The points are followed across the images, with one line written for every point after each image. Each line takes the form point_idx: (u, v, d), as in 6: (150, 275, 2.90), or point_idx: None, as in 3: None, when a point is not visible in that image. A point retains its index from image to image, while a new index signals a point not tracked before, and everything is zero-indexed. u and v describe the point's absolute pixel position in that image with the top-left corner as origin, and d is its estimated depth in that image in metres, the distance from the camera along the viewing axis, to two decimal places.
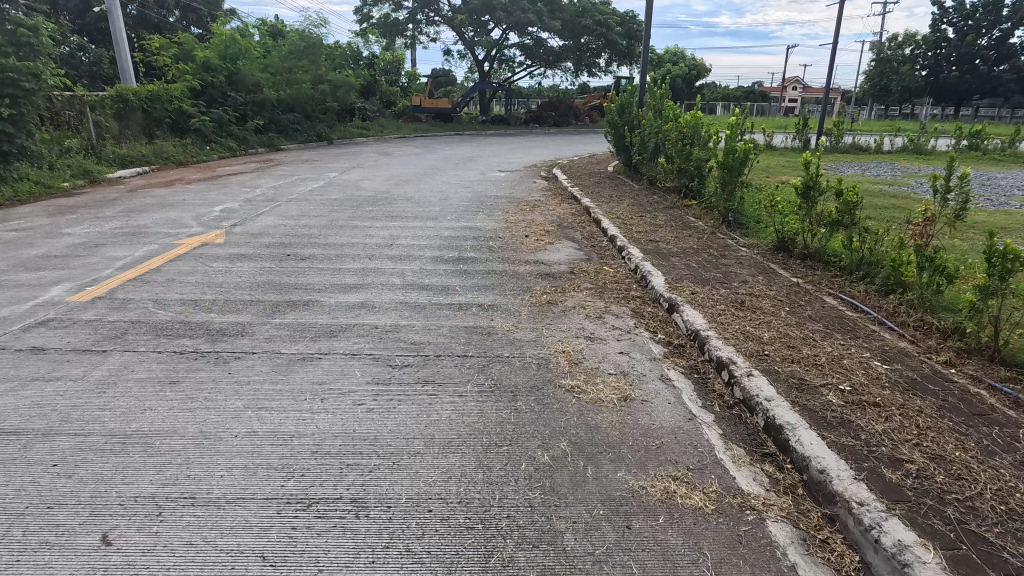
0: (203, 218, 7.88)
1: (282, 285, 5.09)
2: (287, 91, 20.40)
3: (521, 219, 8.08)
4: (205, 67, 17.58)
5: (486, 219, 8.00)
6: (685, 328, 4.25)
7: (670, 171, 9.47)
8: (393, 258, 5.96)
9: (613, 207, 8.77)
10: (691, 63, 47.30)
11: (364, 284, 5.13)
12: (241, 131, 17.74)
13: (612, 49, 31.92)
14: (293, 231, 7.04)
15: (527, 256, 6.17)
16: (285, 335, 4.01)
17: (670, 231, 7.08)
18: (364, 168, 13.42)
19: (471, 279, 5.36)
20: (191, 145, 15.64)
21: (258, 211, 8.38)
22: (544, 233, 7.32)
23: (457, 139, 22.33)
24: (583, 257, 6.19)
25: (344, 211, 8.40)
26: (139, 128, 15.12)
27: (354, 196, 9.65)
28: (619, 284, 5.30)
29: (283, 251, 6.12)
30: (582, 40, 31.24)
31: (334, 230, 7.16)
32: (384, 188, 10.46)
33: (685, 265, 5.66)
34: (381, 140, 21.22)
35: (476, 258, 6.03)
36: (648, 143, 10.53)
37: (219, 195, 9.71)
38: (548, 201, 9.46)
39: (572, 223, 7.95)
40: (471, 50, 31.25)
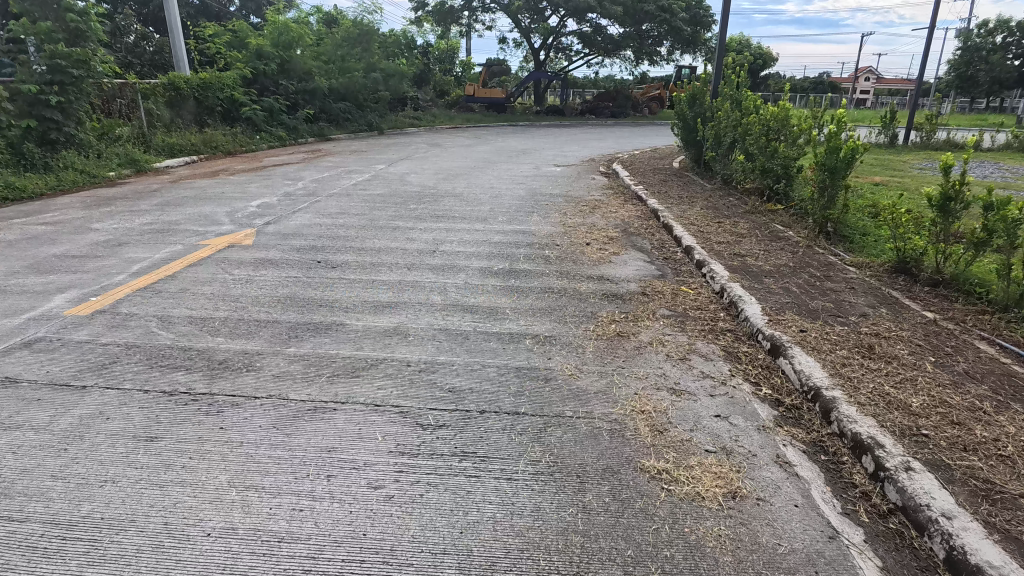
0: (236, 214, 7.34)
1: (306, 301, 4.39)
2: (339, 80, 20.00)
3: (580, 222, 7.19)
4: (258, 55, 17.35)
5: (542, 222, 7.15)
6: (798, 381, 3.31)
7: (750, 171, 8.37)
8: (435, 269, 5.19)
9: (685, 210, 7.75)
10: (756, 52, 44.72)
11: (398, 303, 4.39)
12: (292, 120, 17.44)
13: (675, 36, 30.28)
14: (329, 231, 6.40)
15: (590, 270, 5.29)
16: (297, 373, 3.30)
17: (756, 243, 6.06)
18: (413, 160, 12.77)
19: (523, 300, 4.52)
20: (241, 134, 15.41)
21: (295, 207, 7.80)
22: (607, 240, 6.41)
23: (510, 130, 21.44)
24: (656, 274, 5.26)
25: (387, 208, 7.72)
26: (191, 115, 14.97)
27: (399, 192, 8.96)
28: (703, 313, 4.37)
29: (315, 257, 5.47)
30: (644, 27, 29.81)
31: (372, 232, 6.47)
32: (431, 183, 9.74)
33: (783, 290, 4.66)
34: (432, 131, 20.59)
35: (530, 271, 5.19)
36: (725, 137, 9.41)
37: (259, 188, 9.22)
38: (609, 202, 8.51)
39: (638, 228, 7.01)
40: (527, 37, 30.27)
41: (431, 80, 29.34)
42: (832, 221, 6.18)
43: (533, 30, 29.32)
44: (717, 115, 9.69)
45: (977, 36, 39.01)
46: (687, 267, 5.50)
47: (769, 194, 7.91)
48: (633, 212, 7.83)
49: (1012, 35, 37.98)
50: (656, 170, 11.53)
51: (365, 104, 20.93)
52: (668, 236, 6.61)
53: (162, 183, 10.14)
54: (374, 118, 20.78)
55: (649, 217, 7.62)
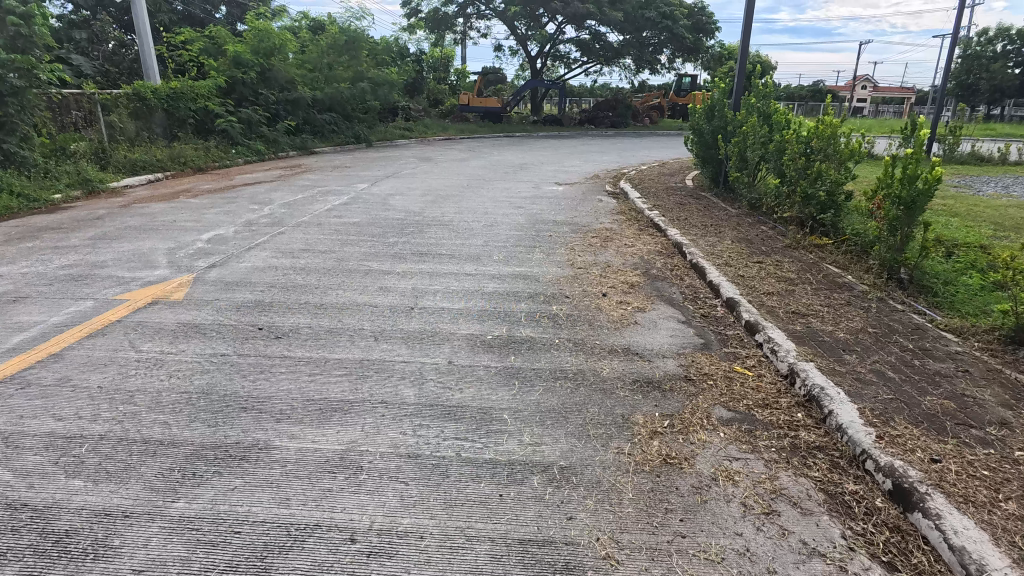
0: (179, 252, 6.14)
1: (227, 400, 3.18)
2: (325, 90, 18.84)
3: (593, 261, 5.99)
4: (237, 63, 16.23)
5: (546, 262, 5.93)
6: (962, 567, 2.13)
7: (789, 197, 7.21)
8: (411, 340, 3.98)
9: (715, 244, 6.56)
10: None
11: (354, 404, 3.16)
12: (272, 132, 16.22)
13: (676, 44, 29.06)
14: (284, 278, 5.20)
15: (612, 340, 4.07)
16: (171, 564, 2.08)
17: (815, 294, 4.87)
18: (399, 178, 11.59)
19: (528, 393, 3.32)
20: (215, 148, 14.22)
21: (253, 241, 6.60)
22: (628, 288, 5.21)
23: (506, 142, 20.29)
24: (698, 345, 4.05)
25: (362, 243, 6.51)
26: (160, 129, 13.81)
27: (380, 220, 7.76)
28: (774, 417, 3.18)
29: (257, 320, 4.26)
30: (644, 35, 28.80)
31: (339, 278, 5.27)
32: (418, 208, 8.54)
33: (877, 377, 3.47)
34: (424, 143, 19.42)
35: (535, 342, 3.98)
36: (752, 157, 8.26)
37: (218, 216, 8.00)
38: (623, 233, 7.31)
39: (661, 269, 5.83)
40: (523, 45, 29.27)
41: (424, 89, 28.30)
42: (906, 266, 5.02)
43: (530, 37, 28.30)
44: (742, 130, 8.55)
45: (976, 44, 38.39)
46: (734, 331, 4.30)
47: (811, 225, 6.73)
48: (653, 246, 6.64)
49: (1012, 43, 37.47)
50: (670, 190, 10.36)
51: (353, 115, 19.77)
52: (701, 282, 5.41)
53: (111, 207, 8.91)
54: (362, 130, 19.60)
55: (672, 252, 6.42)
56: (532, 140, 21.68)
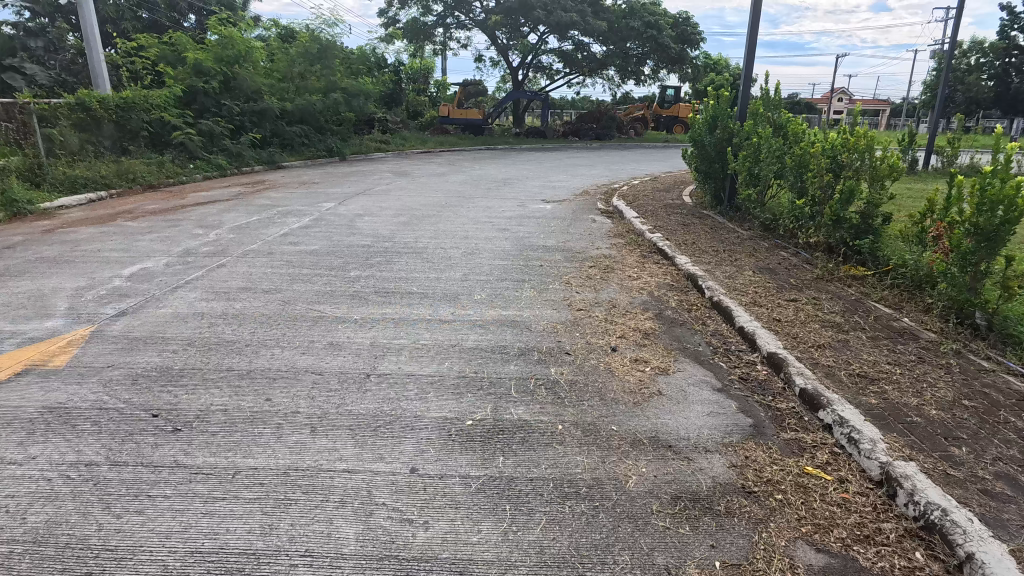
0: (88, 293, 5.01)
1: (66, 559, 2.09)
2: (295, 100, 17.73)
3: (595, 300, 4.97)
4: (198, 71, 15.10)
5: (539, 302, 4.91)
6: None
7: (815, 219, 6.28)
8: (360, 431, 2.91)
9: (735, 276, 5.60)
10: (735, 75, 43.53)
11: (262, 559, 2.09)
12: (236, 145, 15.04)
13: (661, 55, 28.46)
14: (208, 332, 4.10)
15: (634, 425, 3.04)
16: None
17: (877, 347, 3.91)
18: (371, 196, 10.53)
19: (523, 530, 2.27)
20: (170, 163, 13.02)
21: (185, 276, 5.49)
22: (642, 338, 4.20)
23: (488, 155, 19.31)
24: (748, 430, 3.04)
25: (316, 278, 5.43)
26: (109, 142, 12.62)
27: (342, 247, 6.68)
28: (887, 563, 2.17)
29: (155, 401, 3.16)
30: (628, 46, 28.11)
31: (279, 330, 4.19)
32: (389, 232, 7.47)
33: (1011, 489, 2.49)
34: (401, 156, 18.36)
35: (530, 432, 2.93)
36: (766, 172, 7.35)
37: (153, 243, 6.86)
38: (625, 261, 6.32)
39: (677, 310, 4.84)
40: (505, 55, 28.49)
41: (403, 100, 27.46)
42: (986, 310, 4.07)
43: (511, 47, 27.53)
44: (752, 143, 7.67)
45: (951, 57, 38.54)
46: (789, 406, 3.30)
47: (843, 252, 5.80)
48: (662, 279, 5.65)
49: (986, 56, 37.67)
50: (668, 209, 9.43)
51: (326, 127, 18.69)
52: (730, 328, 4.42)
53: (33, 232, 7.72)
54: (336, 142, 18.48)
55: (685, 286, 5.44)
56: (515, 153, 20.73)
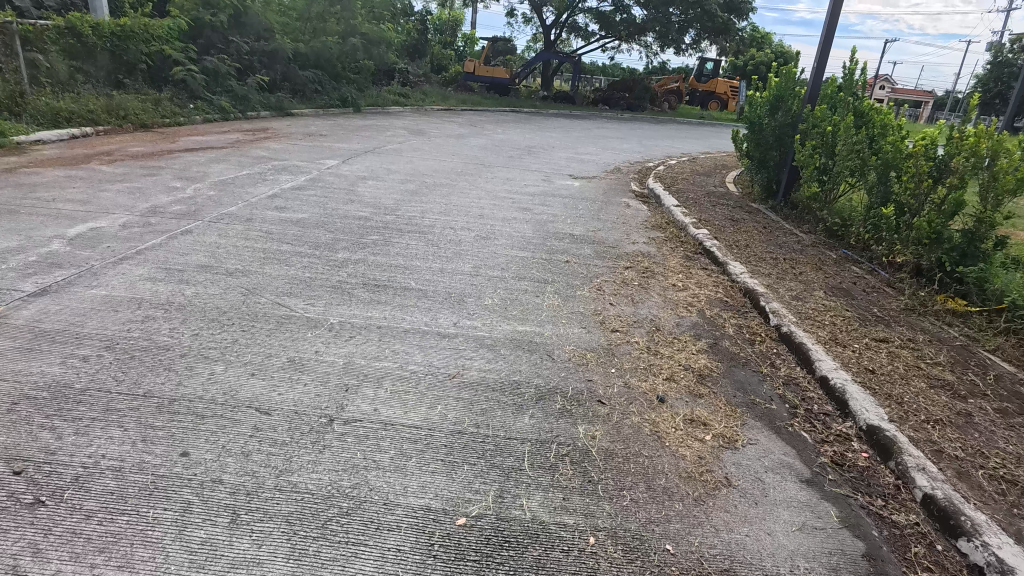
0: (15, 257, 4.10)
1: None
2: (310, 43, 16.54)
3: (633, 317, 3.98)
4: (206, 3, 13.95)
5: (563, 315, 3.92)
6: None
7: (902, 232, 5.22)
8: (300, 527, 2.00)
9: (803, 297, 4.58)
10: (778, 52, 41.15)
11: None
12: (242, 87, 13.94)
13: (705, 24, 26.56)
14: (138, 330, 3.18)
15: (696, 545, 2.11)
16: None
17: (1015, 434, 2.91)
18: (379, 156, 9.49)
19: None
20: (168, 102, 11.98)
21: (140, 243, 4.57)
22: (695, 382, 3.24)
23: (512, 118, 18.05)
24: (862, 567, 2.11)
25: (294, 258, 4.47)
26: (103, 73, 11.61)
27: (335, 218, 5.70)
28: None
29: (25, 445, 2.26)
30: (670, 11, 26.31)
31: (230, 333, 3.26)
32: (392, 202, 6.48)
33: None
34: (420, 113, 17.18)
35: (548, 548, 2.02)
36: (841, 168, 6.23)
37: (120, 194, 5.91)
38: (667, 263, 5.29)
39: (737, 341, 3.84)
40: (538, 12, 26.79)
41: (427, 53, 26.42)
42: None
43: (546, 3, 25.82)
44: (826, 131, 6.52)
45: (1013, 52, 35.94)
46: (912, 522, 2.36)
47: (939, 279, 4.75)
48: (714, 292, 4.64)
49: None
50: (711, 197, 8.31)
51: (342, 74, 17.50)
52: (807, 376, 3.44)
53: None
54: (351, 92, 17.27)
55: (742, 305, 4.44)
56: (541, 118, 19.41)
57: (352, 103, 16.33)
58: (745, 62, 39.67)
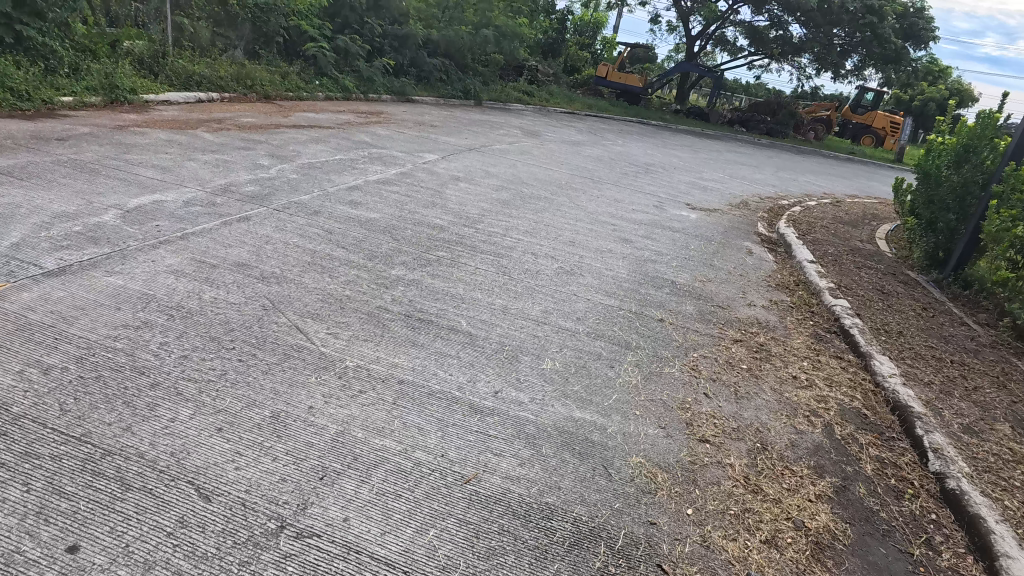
0: (68, 219, 3.95)
1: None
2: (443, 31, 16.51)
3: (732, 423, 3.01)
4: None
5: (638, 403, 3.02)
6: None
7: None
8: None
9: (979, 430, 3.36)
10: (956, 89, 36.31)
11: None
12: (369, 69, 14.03)
13: (873, 50, 23.75)
14: (125, 339, 2.72)
15: None
16: None
17: None
18: (483, 155, 8.93)
19: None
20: (296, 76, 12.25)
21: (194, 224, 4.24)
22: (810, 556, 2.25)
23: (637, 130, 16.96)
24: None
25: (342, 269, 3.92)
26: (242, 43, 12.11)
27: (408, 222, 5.13)
28: None
29: None
30: (835, 32, 23.68)
31: (224, 360, 2.71)
32: (477, 212, 5.82)
33: None
34: (541, 113, 16.55)
35: None
36: None
37: (204, 166, 5.74)
38: (789, 343, 4.18)
39: (877, 489, 2.76)
40: (685, 21, 25.31)
41: (562, 52, 26.63)
42: None
43: (694, 12, 24.31)
44: None
45: None
46: None
47: None
48: (848, 399, 3.52)
49: None
50: (856, 256, 6.91)
51: (470, 66, 17.38)
52: None
53: (108, 124, 6.99)
54: (476, 85, 16.99)
55: (888, 428, 3.29)
56: (669, 132, 18.12)
57: (474, 96, 16.05)
58: (912, 96, 35.47)
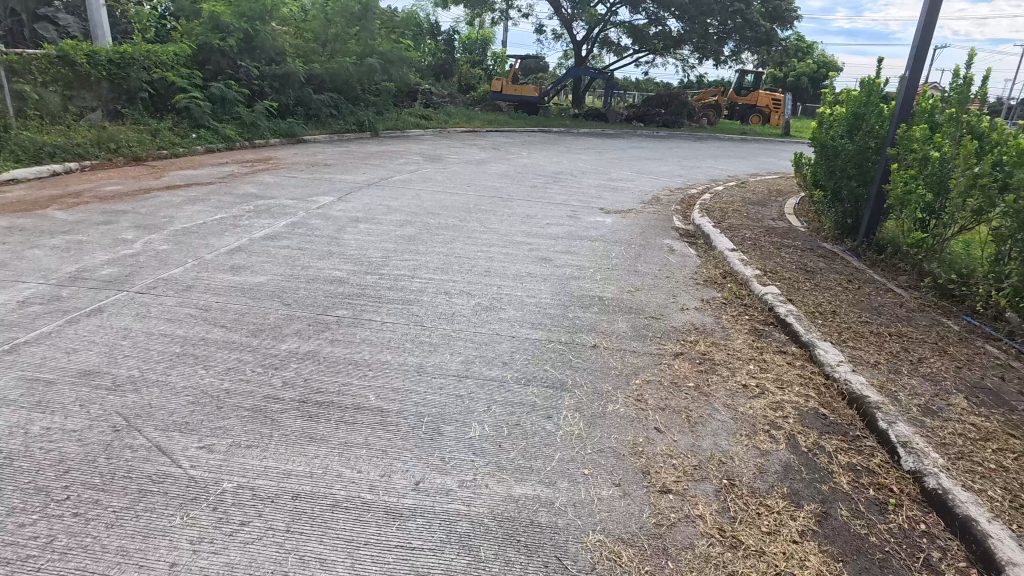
0: None
1: None
2: (326, 65, 15.86)
3: (691, 460, 2.65)
4: (216, 27, 13.45)
5: (584, 458, 2.61)
6: None
7: None
8: None
9: (938, 409, 3.18)
10: (823, 62, 39.17)
11: None
12: (251, 113, 13.17)
13: (745, 35, 25.09)
14: None
15: None
16: None
17: None
18: (384, 189, 8.40)
19: None
20: (168, 132, 11.26)
21: (28, 329, 3.49)
22: None
23: (540, 139, 16.88)
24: None
25: (219, 355, 3.30)
26: (100, 104, 11.00)
27: (301, 280, 4.54)
28: None
29: None
30: (709, 21, 24.73)
31: (51, 521, 2.07)
32: (380, 254, 5.30)
33: None
34: (441, 136, 16.19)
35: None
36: (956, 211, 4.84)
37: (50, 252, 4.91)
38: (731, 345, 3.93)
39: (859, 507, 2.47)
40: (568, 28, 25.81)
41: (454, 72, 26.60)
42: None
43: (575, 18, 24.83)
44: (931, 160, 5.15)
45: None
46: None
47: None
48: (804, 401, 3.26)
49: None
50: (772, 236, 6.90)
51: (361, 97, 16.80)
52: None
53: None
54: (370, 115, 16.42)
55: (850, 427, 3.05)
56: (572, 137, 18.19)
57: (370, 128, 15.47)
58: (787, 73, 37.93)
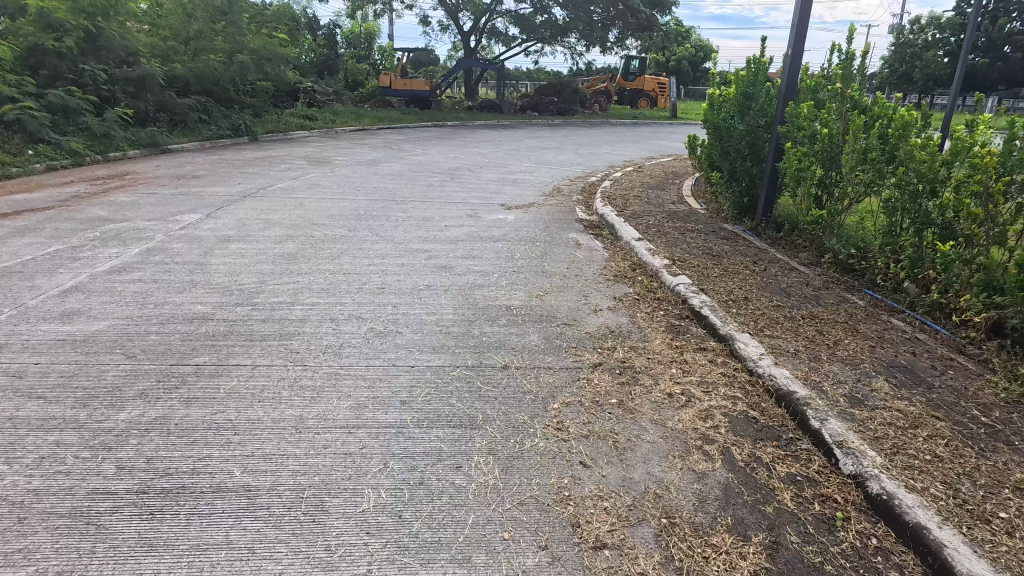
0: None
1: None
2: (190, 65, 14.36)
3: (625, 499, 2.31)
4: (48, 26, 11.68)
5: (503, 517, 2.20)
6: None
7: (952, 273, 3.87)
8: None
9: (864, 397, 3.04)
10: (699, 46, 41.20)
11: None
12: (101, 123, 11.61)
13: (628, 22, 25.66)
14: None
15: None
16: None
17: None
18: (262, 200, 7.55)
19: None
20: None
21: None
22: None
23: (434, 134, 16.29)
24: None
25: (31, 439, 2.58)
26: None
27: (154, 321, 3.80)
28: None
29: None
30: (592, 8, 25.02)
31: None
32: (255, 279, 4.61)
33: None
34: (329, 136, 15.20)
35: None
36: (849, 184, 4.87)
37: None
38: (650, 348, 3.66)
39: (809, 528, 2.23)
40: (455, 18, 25.23)
41: (339, 68, 25.35)
42: None
43: (461, 8, 24.29)
44: (821, 136, 5.18)
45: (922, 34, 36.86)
46: None
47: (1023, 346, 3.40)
48: (732, 405, 3.03)
49: None
50: (675, 220, 6.82)
51: (235, 99, 15.41)
52: None
53: None
54: (247, 118, 15.10)
55: (782, 430, 2.84)
56: (467, 131, 17.74)
57: (247, 131, 14.20)
58: (669, 58, 39.52)
